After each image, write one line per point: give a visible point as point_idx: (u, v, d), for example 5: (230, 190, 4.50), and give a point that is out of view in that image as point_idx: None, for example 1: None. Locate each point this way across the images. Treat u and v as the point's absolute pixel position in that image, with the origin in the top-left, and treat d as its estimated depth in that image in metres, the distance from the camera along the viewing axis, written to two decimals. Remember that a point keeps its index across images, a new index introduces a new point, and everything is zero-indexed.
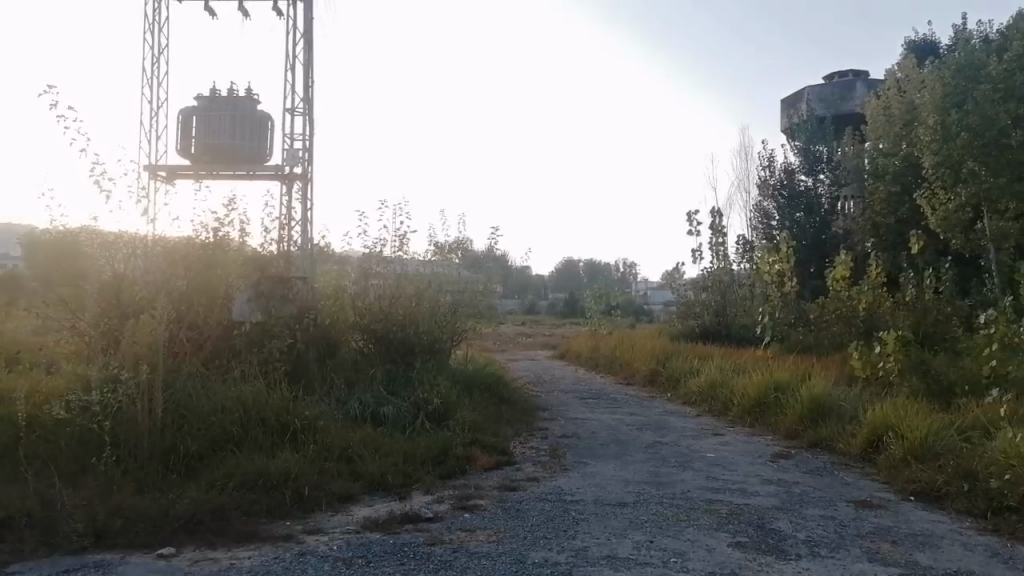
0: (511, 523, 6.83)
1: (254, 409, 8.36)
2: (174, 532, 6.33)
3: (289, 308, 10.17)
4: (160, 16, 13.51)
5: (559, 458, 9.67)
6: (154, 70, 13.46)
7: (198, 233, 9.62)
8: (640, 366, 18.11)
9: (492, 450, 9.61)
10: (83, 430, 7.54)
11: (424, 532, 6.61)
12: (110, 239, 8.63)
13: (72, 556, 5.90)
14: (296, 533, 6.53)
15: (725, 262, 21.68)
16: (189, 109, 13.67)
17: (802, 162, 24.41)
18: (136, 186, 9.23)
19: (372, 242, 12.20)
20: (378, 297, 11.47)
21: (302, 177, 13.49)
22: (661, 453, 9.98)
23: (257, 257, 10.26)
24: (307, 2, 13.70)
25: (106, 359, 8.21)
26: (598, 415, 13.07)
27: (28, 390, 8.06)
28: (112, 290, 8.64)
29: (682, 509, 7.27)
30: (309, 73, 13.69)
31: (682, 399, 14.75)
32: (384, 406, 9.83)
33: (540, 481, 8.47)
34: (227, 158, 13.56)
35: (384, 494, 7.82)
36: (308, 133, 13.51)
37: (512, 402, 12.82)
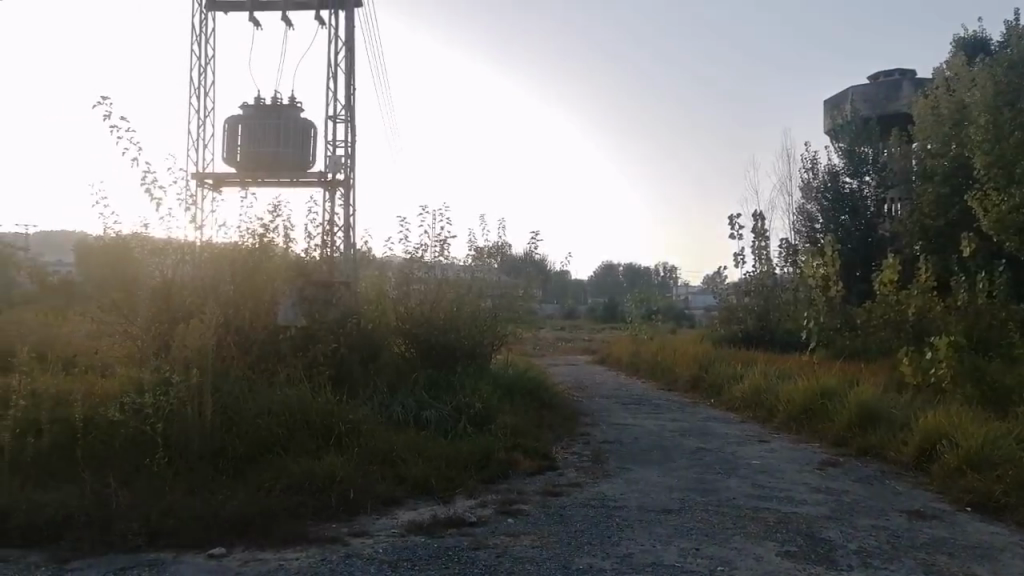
0: (555, 528, 6.83)
1: (300, 413, 8.45)
2: (224, 533, 6.46)
3: (334, 313, 10.26)
4: (206, 28, 13.84)
5: (602, 464, 9.63)
6: (201, 81, 13.79)
7: (245, 240, 9.84)
8: (682, 371, 17.96)
9: (534, 456, 9.63)
10: (135, 432, 7.70)
11: (468, 536, 6.64)
12: (160, 246, 9.09)
13: (127, 555, 6.06)
14: (342, 536, 6.61)
15: (767, 266, 20.98)
16: (234, 117, 13.97)
17: (847, 164, 24.02)
18: (185, 193, 9.45)
19: (414, 247, 12.31)
20: (420, 302, 11.56)
21: (344, 184, 13.68)
22: (705, 460, 9.86)
23: (300, 261, 10.38)
24: (348, 11, 13.91)
25: (157, 360, 8.57)
26: (639, 421, 12.98)
27: (84, 390, 8.27)
28: (163, 293, 8.94)
29: (728, 516, 7.19)
30: (351, 80, 13.88)
31: (725, 404, 14.60)
32: (426, 410, 9.92)
33: (583, 487, 8.44)
34: (272, 165, 13.83)
35: (428, 498, 7.87)
36: (350, 140, 13.70)
37: (553, 407, 12.80)
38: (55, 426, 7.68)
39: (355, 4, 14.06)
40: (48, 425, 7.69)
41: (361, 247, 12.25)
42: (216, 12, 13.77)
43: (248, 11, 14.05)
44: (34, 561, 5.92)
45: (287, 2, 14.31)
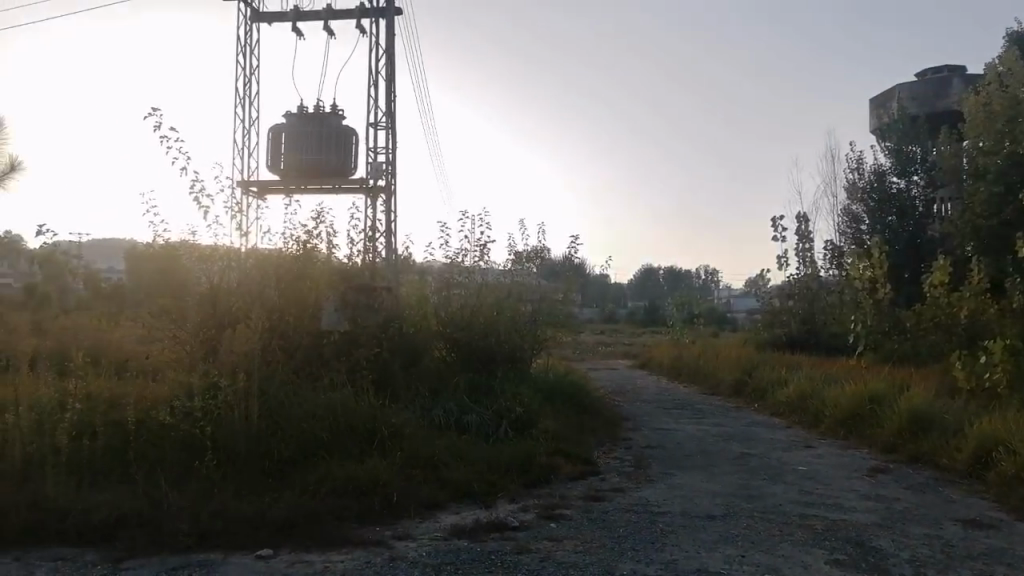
0: (598, 533, 6.79)
1: (343, 418, 8.54)
2: (271, 535, 6.57)
3: (376, 318, 10.36)
4: (251, 39, 14.13)
5: (644, 469, 9.55)
6: (246, 90, 14.09)
7: (289, 245, 9.98)
8: (725, 375, 17.73)
9: (576, 460, 9.60)
10: (185, 435, 7.87)
11: (511, 540, 6.64)
12: (207, 252, 9.21)
13: (178, 556, 6.20)
14: (386, 539, 6.67)
15: (812, 267, 20.89)
16: (279, 126, 14.22)
17: (894, 164, 23.46)
18: (231, 201, 9.65)
19: (454, 252, 12.40)
20: (461, 305, 11.61)
21: (385, 190, 13.83)
22: (749, 465, 9.73)
23: (343, 267, 10.50)
24: (389, 20, 14.08)
25: (205, 365, 8.76)
26: (682, 426, 12.85)
27: (137, 394, 8.48)
28: (210, 299, 9.12)
29: (775, 523, 7.07)
30: (392, 88, 14.04)
31: (770, 409, 14.37)
32: (467, 414, 9.98)
33: (625, 492, 8.38)
34: (315, 173, 14.04)
35: (470, 502, 7.91)
36: (391, 147, 13.84)
37: (594, 411, 12.76)
38: (109, 429, 7.92)
39: (395, 12, 14.22)
40: (103, 428, 7.93)
41: (402, 253, 12.37)
42: (260, 23, 14.06)
43: (291, 21, 14.32)
44: (90, 561, 6.08)
45: (329, 11, 14.55)
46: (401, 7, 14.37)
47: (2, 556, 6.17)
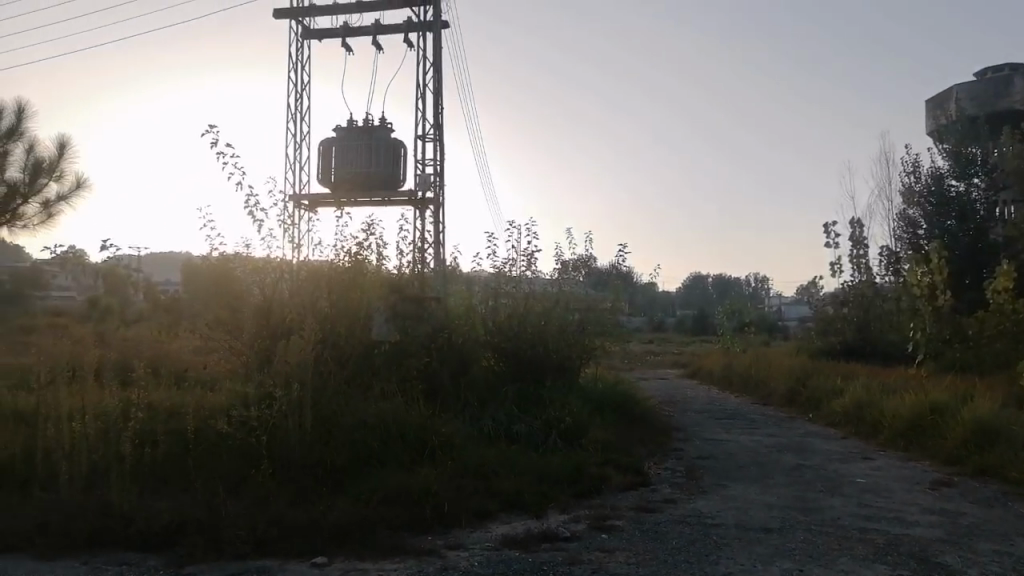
0: (651, 545, 6.72)
1: (395, 427, 8.63)
2: (325, 543, 6.66)
3: (424, 328, 10.46)
4: (302, 55, 14.46)
5: (696, 480, 9.41)
6: (298, 106, 14.41)
7: (339, 257, 10.19)
8: (777, 385, 17.38)
9: (626, 471, 9.53)
10: (242, 443, 8.03)
11: (563, 551, 6.60)
12: (261, 264, 9.38)
13: (236, 562, 6.34)
14: (438, 548, 6.70)
15: (867, 273, 20.23)
16: (329, 140, 14.50)
17: (953, 166, 22.82)
18: (284, 215, 9.87)
19: (501, 261, 12.46)
20: (509, 314, 11.56)
21: (434, 202, 13.97)
22: (805, 477, 9.50)
23: (393, 279, 10.64)
24: (436, 33, 14.25)
25: (259, 374, 8.96)
26: (733, 436, 12.64)
27: (195, 404, 8.70)
28: (264, 310, 9.31)
29: (834, 537, 6.88)
30: (439, 100, 14.19)
31: (825, 419, 14.04)
32: (516, 425, 10.02)
33: (677, 503, 8.26)
34: (364, 186, 14.26)
35: (520, 513, 7.90)
36: (439, 159, 13.98)
37: (644, 421, 12.63)
38: (170, 437, 8.25)
39: (442, 26, 14.38)
40: (164, 435, 8.28)
41: (450, 263, 12.46)
42: (311, 40, 14.37)
43: (340, 37, 14.60)
44: (153, 566, 6.25)
45: (377, 26, 14.79)
46: (448, 20, 14.54)
47: (70, 560, 6.38)
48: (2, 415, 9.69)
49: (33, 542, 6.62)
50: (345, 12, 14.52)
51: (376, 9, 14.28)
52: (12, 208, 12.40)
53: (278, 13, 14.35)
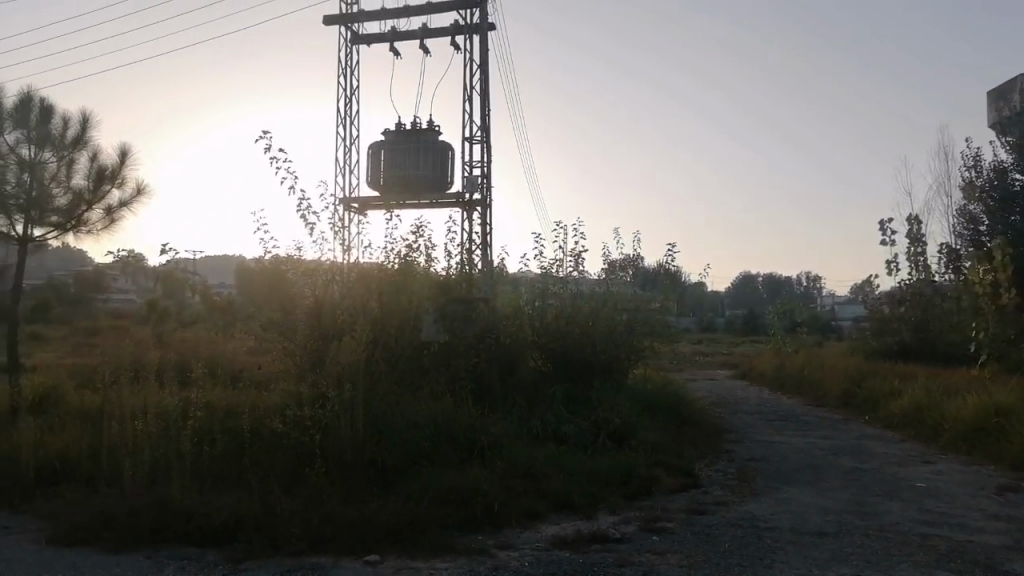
0: (702, 548, 6.64)
1: (445, 428, 8.73)
2: (378, 541, 6.77)
3: (472, 328, 10.60)
4: (351, 60, 14.68)
5: (748, 482, 9.27)
6: (347, 110, 14.61)
7: (390, 261, 10.36)
8: (831, 386, 17.01)
9: (676, 472, 9.45)
10: (297, 443, 8.20)
11: (613, 552, 6.57)
12: (313, 267, 9.56)
13: (292, 559, 6.48)
14: (488, 547, 6.74)
15: (925, 272, 19.67)
16: (378, 143, 14.70)
17: (1017, 160, 21.93)
18: (336, 219, 10.04)
19: (548, 262, 12.46)
20: (557, 314, 11.51)
21: (481, 203, 14.04)
22: (862, 480, 9.27)
23: (442, 280, 10.76)
24: (483, 35, 14.32)
25: (311, 374, 8.98)
26: (787, 438, 12.40)
27: (251, 403, 8.94)
28: (315, 312, 9.41)
29: (893, 542, 6.71)
30: (486, 102, 14.26)
31: (882, 422, 13.68)
32: (564, 426, 10.04)
33: (729, 506, 8.14)
34: (413, 188, 14.43)
35: (570, 513, 7.89)
36: (486, 160, 14.06)
37: (694, 423, 12.48)
38: (227, 436, 8.53)
39: (489, 28, 14.46)
40: (221, 434, 8.57)
41: (498, 264, 12.50)
42: (360, 45, 14.59)
43: (389, 42, 14.78)
44: (212, 561, 6.42)
45: (425, 30, 14.93)
46: (495, 23, 14.61)
47: (134, 554, 6.60)
48: (70, 413, 10.10)
49: (100, 536, 6.88)
50: (393, 17, 14.70)
51: (424, 13, 14.42)
52: (77, 214, 11.96)
53: (328, 20, 14.60)
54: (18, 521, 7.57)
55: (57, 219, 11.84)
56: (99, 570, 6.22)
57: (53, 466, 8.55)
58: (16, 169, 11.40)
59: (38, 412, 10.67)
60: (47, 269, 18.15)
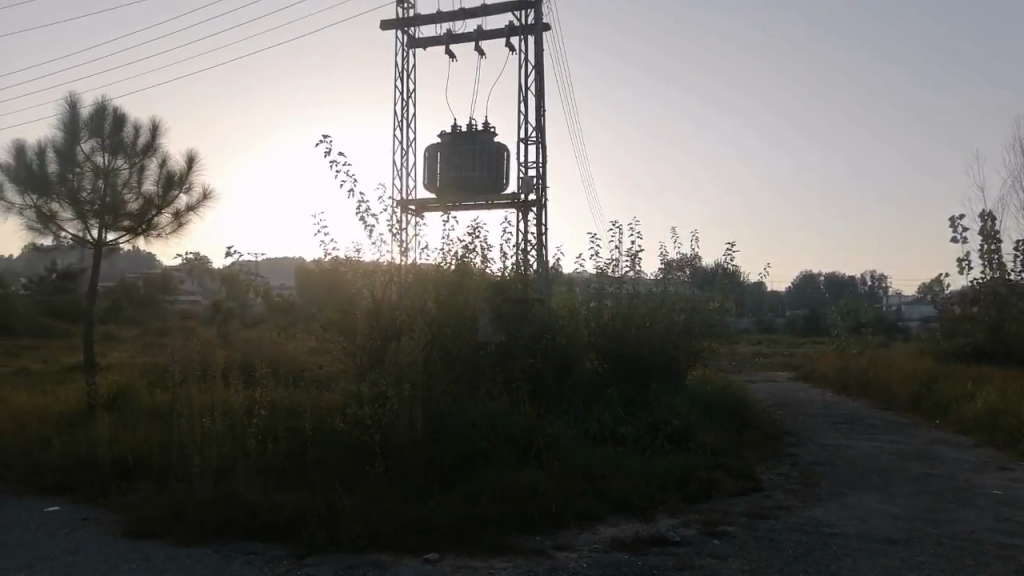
0: (765, 553, 6.51)
1: (501, 427, 8.75)
2: (437, 540, 6.84)
3: (529, 329, 10.59)
4: (408, 64, 14.84)
5: (813, 486, 9.04)
6: (404, 114, 14.77)
7: (446, 262, 10.51)
8: (900, 389, 16.46)
9: (737, 476, 9.30)
10: (356, 441, 8.34)
11: (673, 555, 6.50)
12: (370, 268, 9.79)
13: (353, 555, 6.58)
14: (546, 548, 6.73)
15: (999, 270, 18.90)
16: (435, 145, 14.83)
17: None
18: (394, 221, 10.20)
19: (604, 262, 12.37)
20: (613, 314, 11.34)
21: (536, 204, 14.05)
22: (933, 487, 8.95)
23: (497, 281, 10.82)
24: (538, 36, 14.33)
25: (371, 374, 9.10)
26: (852, 442, 12.05)
27: (312, 401, 9.11)
28: (374, 313, 9.52)
29: (968, 552, 6.46)
30: (541, 102, 14.25)
31: (955, 426, 13.17)
32: (621, 427, 10.01)
33: (792, 510, 7.96)
34: (469, 189, 14.50)
35: (628, 515, 7.83)
36: (541, 161, 14.04)
37: (755, 426, 12.23)
38: (290, 435, 8.70)
39: (543, 28, 14.44)
40: (285, 433, 8.75)
41: (553, 265, 12.50)
42: (416, 49, 14.76)
43: (444, 45, 14.91)
44: (277, 555, 6.57)
45: (479, 32, 15.02)
46: (549, 23, 14.60)
47: (203, 548, 6.80)
48: (141, 411, 10.48)
49: (171, 528, 7.11)
50: (448, 20, 14.82)
51: (479, 15, 14.50)
52: (148, 218, 12.36)
53: (385, 25, 14.81)
54: (95, 513, 7.91)
55: (130, 223, 12.30)
56: (170, 561, 6.44)
57: (127, 461, 8.90)
58: (91, 175, 11.89)
59: (112, 409, 11.12)
60: (120, 271, 18.89)
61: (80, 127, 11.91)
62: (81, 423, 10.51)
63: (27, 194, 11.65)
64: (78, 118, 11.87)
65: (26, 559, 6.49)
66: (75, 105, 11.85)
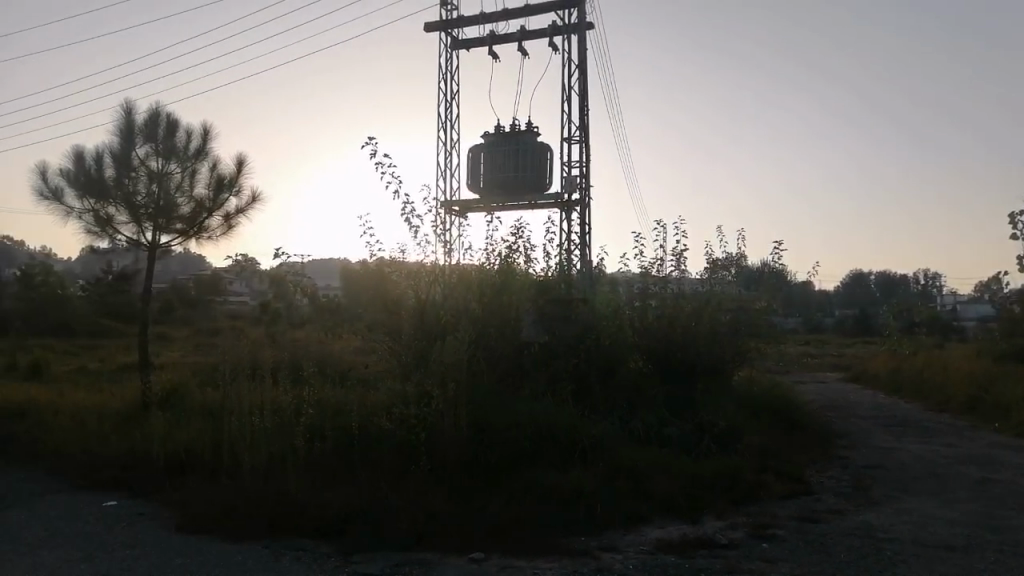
0: (817, 557, 6.38)
1: (546, 427, 8.73)
2: (483, 539, 6.86)
3: (572, 328, 10.48)
4: (451, 65, 14.93)
5: (866, 491, 8.81)
6: (447, 115, 14.86)
7: (490, 262, 10.53)
8: (956, 391, 15.96)
9: (786, 479, 9.13)
10: (402, 440, 8.43)
11: (721, 558, 6.41)
12: (415, 269, 9.78)
13: (399, 553, 6.64)
14: (592, 549, 6.70)
15: None
16: (478, 145, 14.90)
17: None
18: (438, 221, 10.26)
19: (649, 262, 12.22)
20: (658, 316, 11.08)
21: (580, 203, 13.99)
22: (992, 492, 8.66)
23: (541, 280, 10.80)
24: (581, 35, 14.28)
25: (416, 374, 9.16)
26: (907, 445, 11.73)
27: (358, 400, 9.19)
28: (419, 313, 9.56)
29: None
30: (584, 101, 14.20)
31: (1015, 430, 12.71)
32: (667, 428, 10.07)
33: (844, 515, 7.78)
34: (513, 189, 14.50)
35: (674, 517, 7.75)
36: (585, 160, 13.99)
37: (805, 428, 11.99)
38: (336, 433, 8.79)
39: (586, 27, 14.39)
40: (331, 432, 8.85)
41: (596, 265, 12.43)
42: (459, 50, 14.84)
43: (487, 45, 14.96)
44: (325, 552, 6.66)
45: (522, 33, 15.03)
46: (593, 22, 14.53)
47: (255, 543, 6.94)
48: (194, 409, 10.73)
49: (222, 524, 7.27)
50: (491, 21, 14.88)
51: (522, 16, 14.51)
52: (200, 221, 12.66)
53: (429, 27, 14.91)
54: (151, 508, 8.13)
55: (182, 226, 12.62)
56: (222, 556, 6.58)
57: (181, 457, 9.13)
58: (146, 179, 12.22)
59: (166, 406, 11.42)
60: (170, 273, 19.36)
61: (135, 133, 12.26)
62: (136, 420, 10.81)
63: (86, 198, 12.04)
64: (133, 123, 12.21)
65: (87, 552, 6.71)
66: (131, 111, 12.19)
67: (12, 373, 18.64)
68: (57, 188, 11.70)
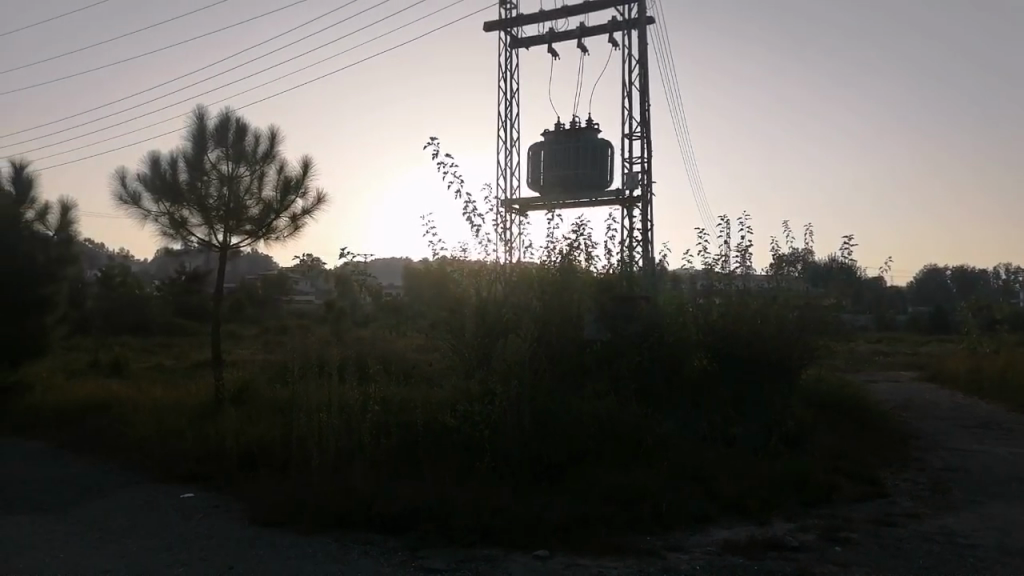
0: (894, 562, 6.16)
1: (610, 427, 8.68)
2: (547, 537, 6.86)
3: (635, 326, 10.40)
4: (512, 63, 14.96)
5: (945, 494, 8.47)
6: (508, 113, 14.90)
7: (551, 260, 10.51)
8: None
9: (859, 481, 8.85)
10: (466, 438, 8.50)
11: (792, 561, 6.25)
12: (476, 268, 9.95)
13: (464, 549, 6.69)
14: (658, 549, 6.62)
15: None
16: (538, 144, 14.91)
17: None
18: (500, 219, 10.30)
19: (713, 259, 12.01)
20: (723, 314, 10.71)
21: (642, 199, 13.85)
22: None
23: (602, 277, 10.72)
24: (642, 30, 14.12)
25: (478, 372, 9.23)
26: (989, 447, 11.22)
27: (421, 397, 9.30)
28: (481, 311, 9.67)
29: None
30: (645, 97, 14.05)
31: None
32: (734, 428, 9.93)
33: (921, 519, 7.49)
34: (573, 187, 14.46)
35: (742, 517, 7.60)
36: (646, 156, 13.84)
37: (878, 429, 11.59)
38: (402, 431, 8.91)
39: (647, 22, 14.22)
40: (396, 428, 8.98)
41: (659, 262, 12.26)
42: (519, 49, 14.85)
43: (547, 43, 14.93)
44: (392, 547, 6.77)
45: (583, 29, 14.95)
46: (654, 17, 14.35)
47: (324, 536, 7.10)
48: (264, 405, 11.04)
49: (293, 518, 7.45)
50: (551, 19, 14.85)
51: (582, 12, 14.43)
52: (268, 223, 13.01)
53: (489, 27, 14.98)
54: (225, 501, 8.40)
55: (251, 228, 13.01)
56: (293, 548, 6.76)
57: (252, 452, 9.41)
58: (217, 182, 12.63)
59: (238, 403, 11.78)
60: (239, 274, 19.94)
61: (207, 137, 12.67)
62: (210, 416, 11.18)
63: (162, 201, 12.54)
64: (205, 128, 12.62)
65: (167, 541, 6.98)
66: (203, 116, 12.61)
67: (95, 369, 19.51)
68: (135, 192, 12.20)
